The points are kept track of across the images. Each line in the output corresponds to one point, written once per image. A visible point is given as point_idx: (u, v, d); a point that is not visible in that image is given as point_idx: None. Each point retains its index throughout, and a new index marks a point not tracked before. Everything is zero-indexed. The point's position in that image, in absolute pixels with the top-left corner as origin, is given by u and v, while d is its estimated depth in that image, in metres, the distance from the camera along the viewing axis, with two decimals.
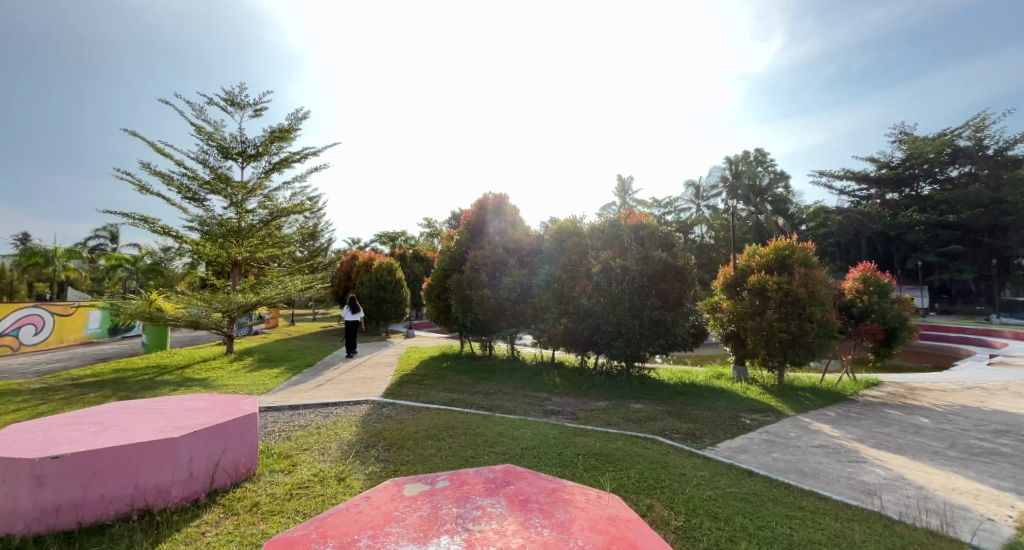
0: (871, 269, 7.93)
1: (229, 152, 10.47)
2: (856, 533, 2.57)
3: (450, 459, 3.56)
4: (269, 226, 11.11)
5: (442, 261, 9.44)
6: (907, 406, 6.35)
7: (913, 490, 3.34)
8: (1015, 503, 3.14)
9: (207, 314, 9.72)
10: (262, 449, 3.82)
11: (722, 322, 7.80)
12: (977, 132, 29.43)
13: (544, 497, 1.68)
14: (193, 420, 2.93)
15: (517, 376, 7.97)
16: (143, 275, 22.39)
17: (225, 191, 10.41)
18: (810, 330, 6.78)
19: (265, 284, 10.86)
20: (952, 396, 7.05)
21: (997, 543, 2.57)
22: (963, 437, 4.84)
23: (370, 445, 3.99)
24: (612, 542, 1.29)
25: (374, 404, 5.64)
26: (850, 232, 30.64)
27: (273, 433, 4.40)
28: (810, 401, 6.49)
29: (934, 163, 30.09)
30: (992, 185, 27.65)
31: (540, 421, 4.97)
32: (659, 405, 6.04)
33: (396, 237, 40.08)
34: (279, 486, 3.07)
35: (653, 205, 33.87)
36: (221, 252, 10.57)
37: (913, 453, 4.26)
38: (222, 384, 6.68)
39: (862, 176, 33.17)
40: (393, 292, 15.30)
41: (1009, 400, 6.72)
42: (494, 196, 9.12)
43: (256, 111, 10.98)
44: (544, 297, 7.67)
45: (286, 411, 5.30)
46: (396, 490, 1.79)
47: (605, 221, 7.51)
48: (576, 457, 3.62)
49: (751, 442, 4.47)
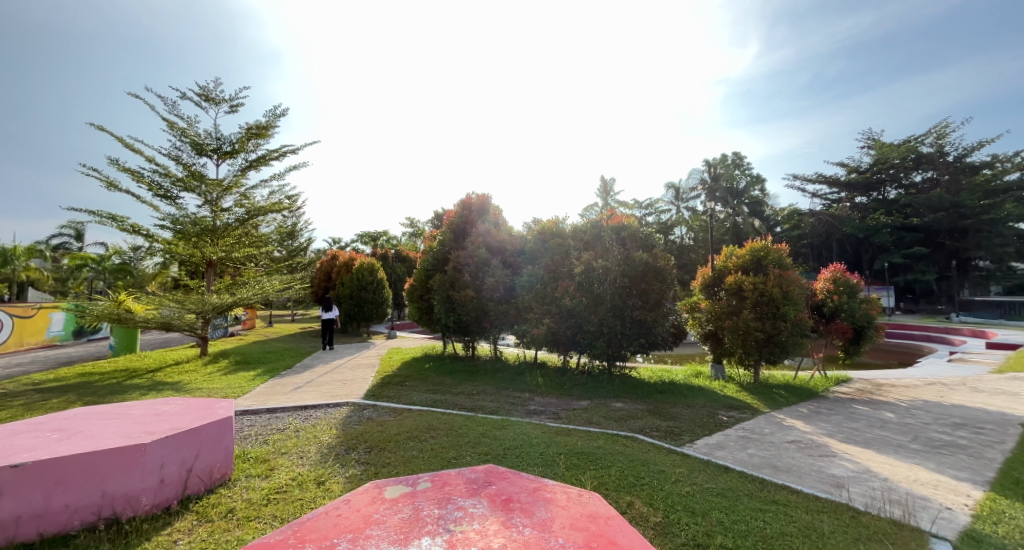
0: (842, 270, 8.23)
1: (203, 148, 10.17)
2: (826, 524, 2.67)
3: (433, 460, 3.56)
4: (246, 225, 10.83)
5: (425, 261, 9.40)
6: (874, 402, 6.61)
7: (878, 482, 3.49)
8: (970, 492, 3.32)
9: (180, 315, 9.37)
10: (238, 453, 3.73)
11: (700, 322, 8.00)
12: (938, 139, 30.88)
13: (526, 497, 1.69)
14: (165, 425, 2.84)
15: (500, 377, 7.98)
16: (111, 275, 21.54)
17: (199, 189, 10.10)
18: (784, 330, 6.98)
19: (241, 284, 10.59)
20: (916, 392, 7.37)
21: (955, 530, 2.71)
22: (925, 430, 5.08)
23: (350, 447, 3.93)
24: (592, 539, 1.31)
25: (355, 406, 5.58)
26: (822, 234, 31.69)
27: (250, 437, 4.30)
28: (784, 398, 6.68)
29: (900, 168, 31.37)
30: (953, 190, 28.97)
31: (524, 421, 4.99)
32: (641, 404, 6.11)
33: (378, 236, 39.67)
34: (256, 490, 3.00)
35: (635, 206, 34.35)
36: (196, 252, 10.27)
37: (879, 446, 4.44)
38: (195, 388, 6.49)
39: (833, 180, 34.36)
40: (374, 293, 15.02)
41: (969, 395, 7.05)
42: (477, 196, 9.15)
43: (231, 108, 10.73)
44: (527, 297, 7.67)
45: (264, 414, 5.18)
46: (376, 493, 1.77)
47: (588, 221, 7.60)
48: (558, 456, 3.65)
49: (727, 439, 4.59)
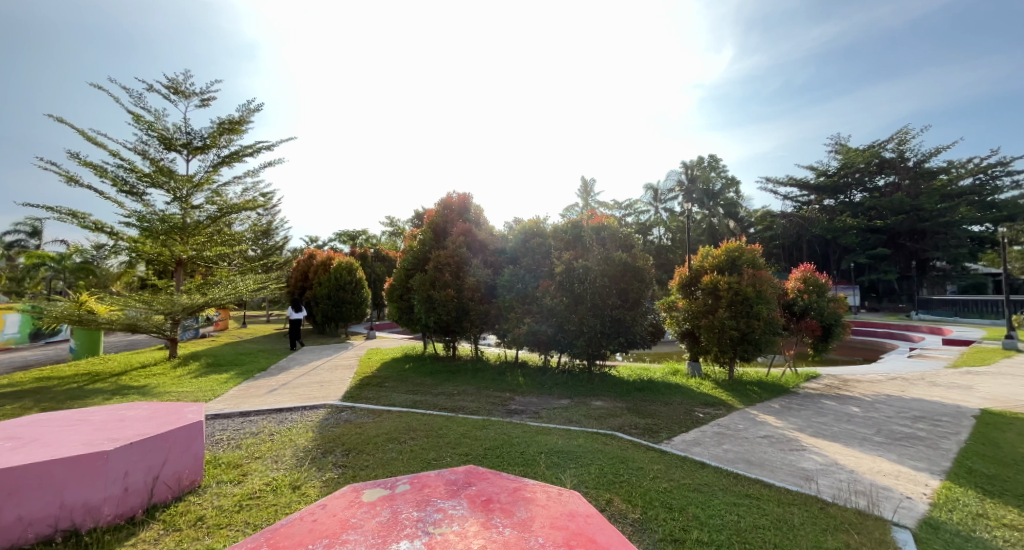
0: (812, 271, 8.54)
1: (171, 143, 9.80)
2: (796, 517, 2.76)
3: (412, 461, 3.52)
4: (218, 223, 10.48)
5: (405, 261, 9.31)
6: (841, 397, 6.88)
7: (845, 474, 3.63)
8: (928, 482, 3.50)
9: (147, 316, 8.99)
10: (209, 459, 3.59)
11: (677, 320, 8.13)
12: (899, 145, 32.40)
13: (506, 497, 1.69)
14: (129, 431, 2.72)
15: (481, 377, 7.94)
16: (72, 274, 20.45)
17: (168, 185, 9.72)
18: (757, 328, 7.19)
19: (213, 284, 10.24)
20: (879, 386, 7.71)
21: (913, 518, 2.84)
22: (887, 423, 5.32)
23: (327, 450, 3.85)
24: (572, 538, 1.31)
25: (333, 408, 5.47)
26: (793, 235, 32.79)
27: (221, 442, 4.15)
28: (756, 394, 6.88)
29: (864, 172, 32.74)
30: (913, 193, 30.42)
31: (504, 421, 4.97)
32: (620, 401, 6.20)
33: (357, 236, 39.01)
34: (227, 497, 2.91)
35: (615, 207, 34.76)
36: (164, 250, 9.88)
37: (846, 439, 4.63)
38: (164, 391, 6.25)
39: (803, 184, 35.55)
40: (353, 293, 14.76)
41: (927, 389, 7.43)
42: (458, 195, 9.15)
43: (202, 102, 10.40)
44: (509, 297, 7.68)
45: (236, 418, 5.02)
46: (353, 496, 1.74)
47: (568, 221, 7.66)
48: (538, 455, 3.66)
49: (703, 435, 4.69)
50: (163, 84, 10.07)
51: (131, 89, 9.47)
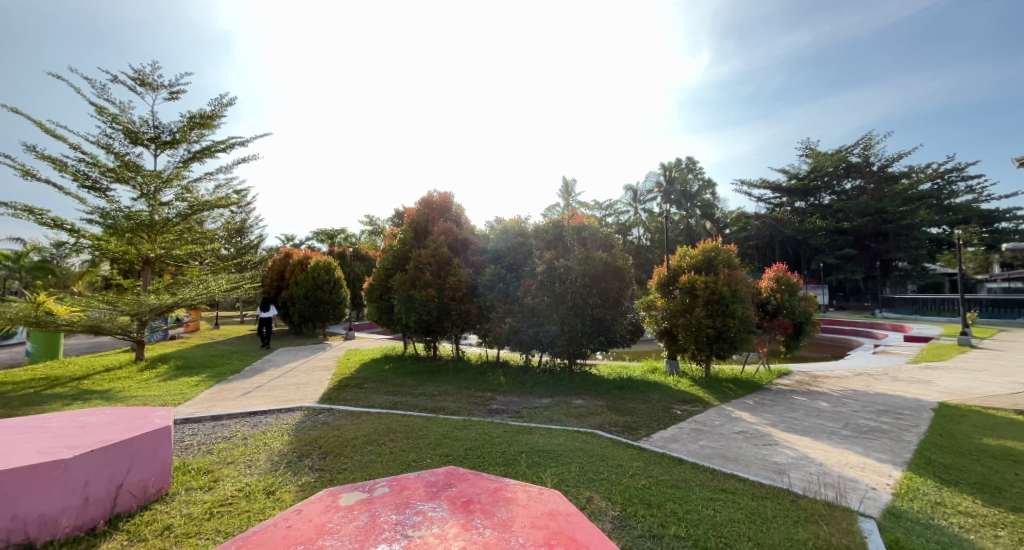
0: (784, 271, 8.82)
1: (138, 137, 9.39)
2: (769, 510, 2.84)
3: (392, 463, 3.47)
4: (188, 221, 10.10)
5: (385, 260, 9.21)
6: (811, 392, 7.14)
7: (815, 467, 3.76)
8: (891, 472, 3.66)
9: (111, 318, 8.57)
10: (177, 465, 3.46)
11: (656, 319, 8.24)
12: (865, 150, 33.80)
13: (486, 498, 1.68)
14: (90, 438, 2.59)
15: (461, 377, 7.90)
16: (29, 273, 19.35)
17: (135, 180, 9.33)
18: (732, 326, 7.38)
19: (183, 284, 9.84)
20: (846, 382, 8.04)
21: (878, 508, 2.96)
22: (854, 417, 5.54)
23: (303, 454, 3.76)
24: (553, 537, 1.32)
25: (310, 411, 5.33)
26: (766, 236, 33.87)
27: (190, 447, 4.00)
28: (731, 391, 7.07)
29: (833, 176, 33.95)
30: (877, 197, 31.78)
31: (484, 421, 4.95)
32: (600, 400, 6.27)
33: (335, 234, 38.27)
34: (197, 504, 2.81)
35: (596, 206, 35.08)
36: (129, 248, 9.45)
37: (816, 433, 4.79)
38: (129, 396, 5.96)
39: (775, 186, 36.68)
40: (331, 293, 14.47)
41: (890, 384, 7.78)
42: (439, 194, 9.10)
43: (171, 95, 10.01)
44: (489, 297, 7.66)
45: (208, 422, 4.85)
46: (330, 500, 1.69)
47: (549, 221, 7.70)
48: (519, 454, 3.67)
49: (681, 432, 4.78)
50: (128, 76, 9.65)
51: (93, 80, 9.04)
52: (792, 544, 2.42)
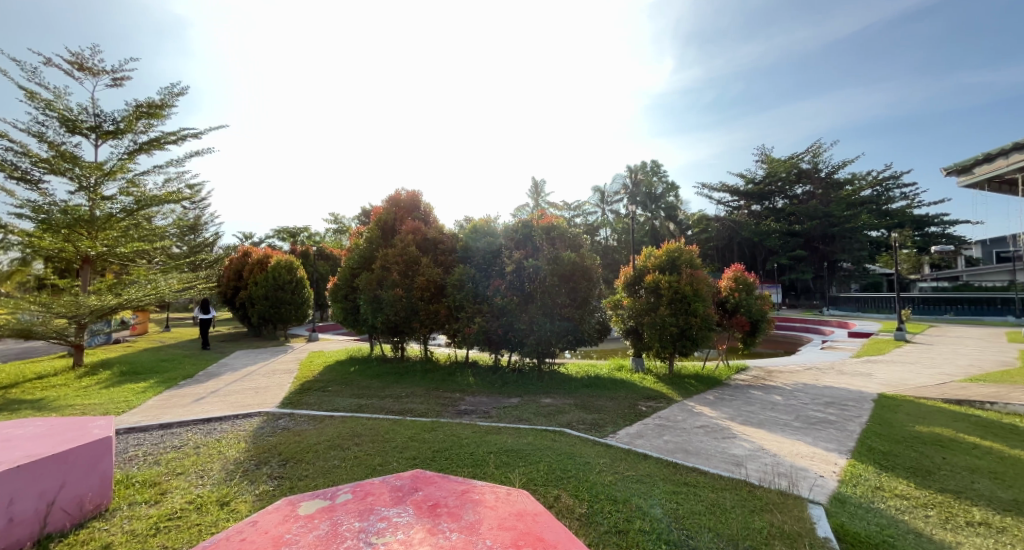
0: (742, 271, 9.23)
1: (76, 125, 8.69)
2: (729, 501, 2.96)
3: (357, 468, 3.37)
4: (135, 217, 9.45)
5: (350, 259, 8.98)
6: (766, 387, 7.52)
7: (769, 457, 3.95)
8: (837, 460, 3.90)
9: (45, 321, 7.87)
10: (119, 478, 3.21)
11: (622, 318, 8.40)
12: (814, 158, 35.89)
13: (453, 500, 1.65)
14: (15, 453, 2.35)
15: (430, 378, 7.80)
16: None
17: (73, 172, 8.64)
18: (694, 324, 7.65)
19: (129, 284, 9.19)
20: (797, 376, 8.52)
21: (825, 495, 3.15)
22: (804, 409, 5.88)
23: (261, 462, 3.59)
24: (520, 538, 1.31)
25: (269, 416, 5.11)
26: (725, 238, 35.40)
27: (135, 458, 3.73)
28: (693, 387, 7.33)
29: (786, 181, 35.81)
30: (825, 202, 33.87)
31: (453, 422, 4.91)
32: (568, 398, 6.36)
33: (297, 233, 36.94)
34: (141, 520, 2.62)
35: (564, 207, 35.47)
36: (66, 247, 8.60)
37: (770, 426, 5.05)
38: (66, 405, 5.50)
39: (734, 190, 38.39)
40: (293, 293, 13.92)
41: (836, 377, 8.32)
42: (407, 193, 8.99)
43: (114, 82, 9.33)
44: (458, 296, 7.58)
45: (155, 432, 4.54)
46: (289, 510, 1.61)
47: (518, 221, 7.68)
48: (487, 455, 3.65)
49: (645, 427, 4.91)
50: (64, 59, 8.92)
51: (22, 61, 8.30)
52: (749, 533, 2.53)
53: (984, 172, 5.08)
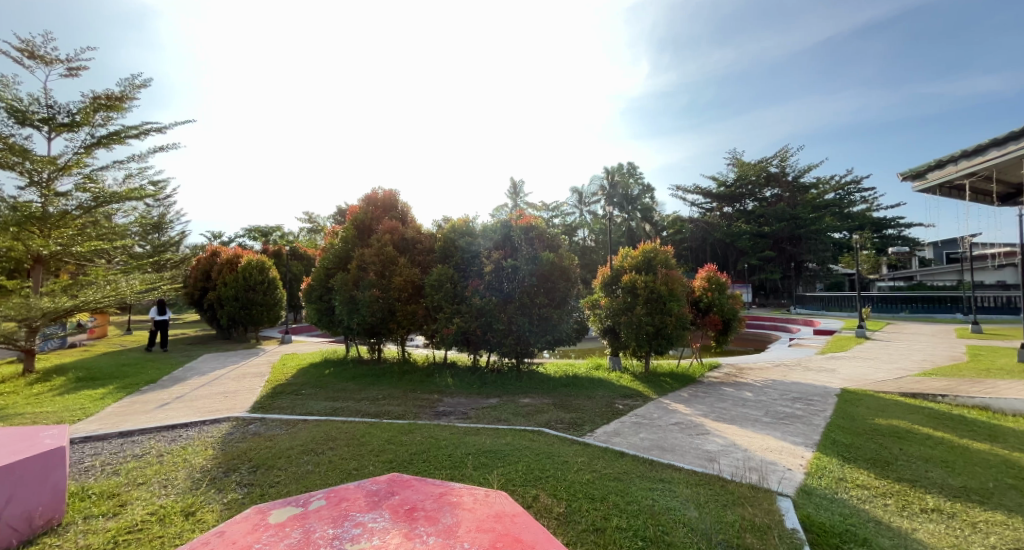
0: (715, 271, 9.49)
1: (26, 116, 8.17)
2: (702, 496, 3.03)
3: (331, 473, 3.28)
4: (93, 214, 8.97)
5: (325, 259, 8.78)
6: (738, 384, 7.74)
7: (741, 453, 4.07)
8: (804, 453, 4.05)
9: None
10: (74, 491, 3.03)
11: (600, 317, 8.49)
12: (782, 162, 37.23)
13: (431, 504, 1.63)
14: None
15: (408, 379, 7.69)
16: None
17: (23, 166, 8.13)
18: (670, 323, 7.81)
19: (86, 285, 8.71)
20: (767, 373, 8.82)
21: (793, 487, 3.27)
22: (773, 405, 6.08)
23: (230, 469, 3.45)
24: (498, 540, 1.30)
25: (239, 421, 4.93)
26: (699, 239, 36.32)
27: (92, 469, 3.53)
28: (669, 384, 7.48)
29: (756, 185, 37.05)
30: (792, 204, 35.18)
31: (431, 424, 4.86)
32: (546, 397, 6.40)
33: (269, 232, 35.84)
34: (97, 534, 2.47)
35: (543, 208, 35.66)
36: (15, 246, 8.06)
37: (742, 421, 5.21)
38: (15, 414, 5.16)
39: (707, 193, 39.44)
40: (265, 294, 13.49)
41: (803, 373, 8.64)
42: (384, 192, 8.87)
43: (69, 71, 8.82)
44: (436, 297, 7.49)
45: (115, 440, 4.31)
46: (258, 519, 1.55)
47: (497, 221, 7.65)
48: (465, 456, 3.62)
49: (622, 425, 4.99)
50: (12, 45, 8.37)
51: None
52: (721, 527, 2.59)
53: (936, 177, 5.36)
